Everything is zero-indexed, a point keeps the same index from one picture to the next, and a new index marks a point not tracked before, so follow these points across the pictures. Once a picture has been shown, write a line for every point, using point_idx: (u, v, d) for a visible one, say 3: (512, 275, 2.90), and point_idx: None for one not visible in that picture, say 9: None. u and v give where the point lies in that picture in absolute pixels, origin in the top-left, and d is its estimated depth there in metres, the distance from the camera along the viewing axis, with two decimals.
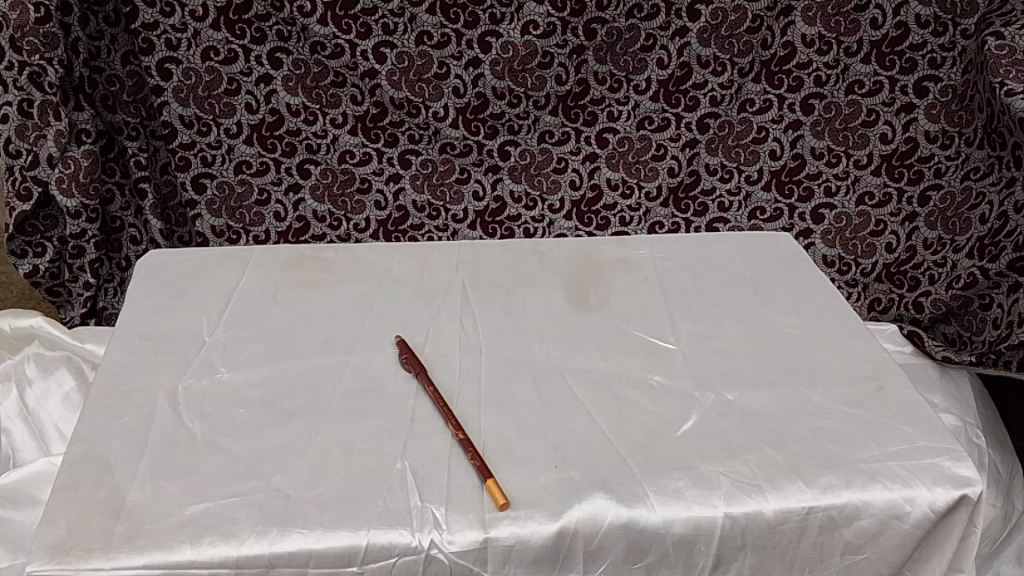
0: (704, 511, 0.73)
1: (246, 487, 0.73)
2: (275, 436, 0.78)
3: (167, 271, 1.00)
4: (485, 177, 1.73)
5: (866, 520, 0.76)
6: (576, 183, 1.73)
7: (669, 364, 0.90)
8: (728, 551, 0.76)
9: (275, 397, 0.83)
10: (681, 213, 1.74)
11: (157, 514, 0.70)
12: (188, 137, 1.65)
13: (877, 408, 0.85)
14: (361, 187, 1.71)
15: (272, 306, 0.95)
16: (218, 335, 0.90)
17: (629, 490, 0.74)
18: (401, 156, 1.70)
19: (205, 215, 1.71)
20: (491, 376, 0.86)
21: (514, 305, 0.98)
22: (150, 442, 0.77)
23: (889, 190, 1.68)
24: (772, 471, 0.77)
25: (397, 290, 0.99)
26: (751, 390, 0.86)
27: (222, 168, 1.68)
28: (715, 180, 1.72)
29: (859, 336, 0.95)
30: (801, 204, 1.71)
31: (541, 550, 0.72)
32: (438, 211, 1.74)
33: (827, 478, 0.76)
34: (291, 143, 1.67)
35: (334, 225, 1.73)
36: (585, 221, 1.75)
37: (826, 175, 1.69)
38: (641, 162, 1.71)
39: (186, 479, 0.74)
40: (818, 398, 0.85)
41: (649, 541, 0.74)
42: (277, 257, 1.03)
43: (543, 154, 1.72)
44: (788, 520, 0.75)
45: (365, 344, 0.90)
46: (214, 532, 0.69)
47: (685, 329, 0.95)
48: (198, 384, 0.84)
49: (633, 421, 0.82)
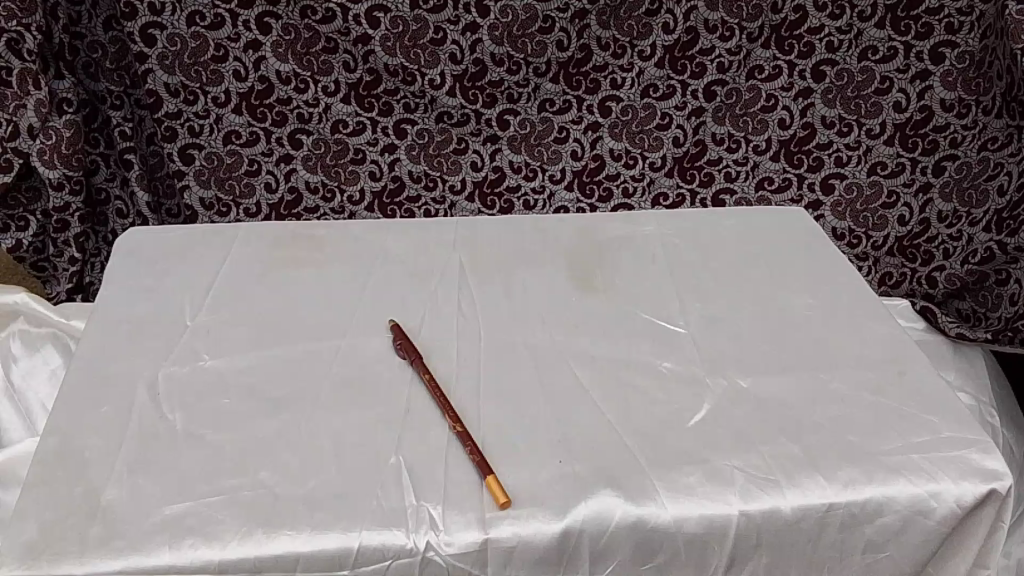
0: (717, 509, 0.69)
1: (230, 485, 0.68)
2: (262, 429, 0.73)
3: (147, 252, 0.93)
4: (483, 147, 1.66)
5: (888, 518, 0.72)
6: (577, 153, 1.67)
7: (679, 349, 0.85)
8: (743, 551, 0.71)
9: (260, 385, 0.77)
10: (687, 183, 1.69)
11: (135, 513, 0.66)
12: (175, 106, 1.58)
13: (900, 396, 0.80)
14: (355, 157, 1.65)
15: (259, 288, 0.89)
16: (202, 319, 0.84)
17: (639, 486, 0.70)
18: (396, 125, 1.63)
19: (193, 187, 1.65)
20: (491, 363, 0.81)
21: (515, 286, 0.92)
22: (129, 435, 0.72)
23: (902, 160, 1.62)
24: (789, 464, 0.72)
25: (391, 271, 0.93)
26: (765, 377, 0.81)
27: (210, 138, 1.61)
28: (722, 150, 1.66)
29: (878, 318, 0.89)
30: (810, 174, 1.66)
31: (545, 551, 0.67)
32: (435, 182, 1.68)
33: (848, 472, 0.72)
34: (281, 113, 1.61)
35: (327, 197, 1.68)
36: (587, 192, 1.70)
37: (837, 145, 1.63)
38: (645, 131, 1.65)
39: (166, 475, 0.69)
40: (837, 385, 0.81)
41: (659, 541, 0.70)
42: (264, 236, 0.97)
43: (543, 123, 1.64)
44: (806, 517, 0.70)
45: (357, 328, 0.85)
46: (196, 534, 0.65)
47: (695, 312, 0.90)
48: (180, 372, 0.78)
49: (642, 410, 0.77)
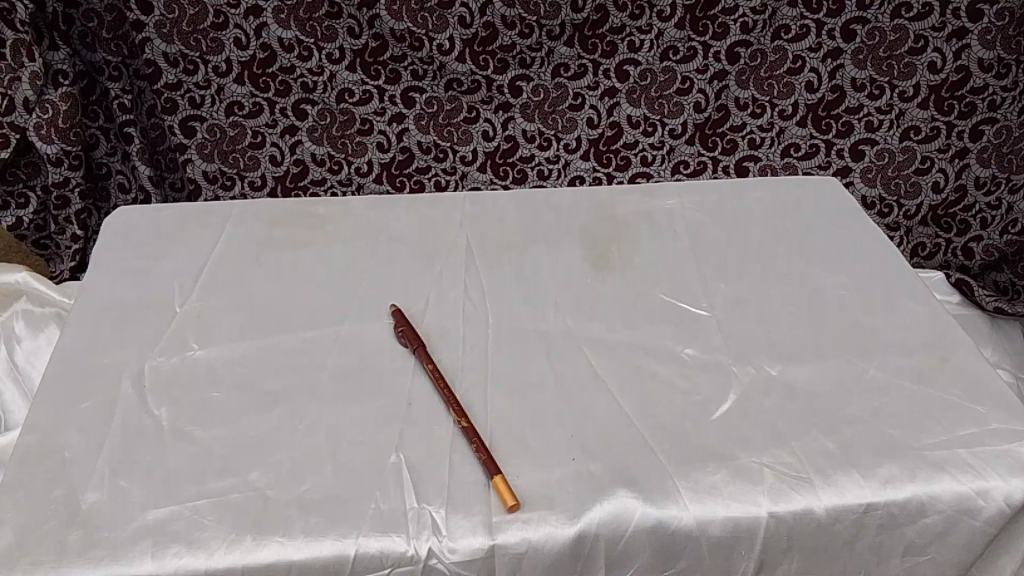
0: (744, 510, 0.64)
1: (218, 487, 0.63)
2: (253, 426, 0.68)
3: (136, 233, 0.88)
4: (495, 116, 1.59)
5: (931, 519, 0.66)
6: (593, 121, 1.59)
7: (702, 333, 0.79)
8: (773, 555, 0.66)
9: (253, 377, 0.72)
10: (708, 151, 1.61)
11: (117, 518, 0.61)
12: (174, 76, 1.52)
13: (942, 385, 0.73)
14: (362, 128, 1.59)
15: (253, 271, 0.84)
16: (192, 305, 0.79)
17: (659, 486, 0.64)
18: (404, 93, 1.56)
19: (196, 160, 1.60)
20: (499, 350, 0.76)
21: (526, 267, 0.87)
22: (112, 432, 0.67)
23: (937, 124, 1.54)
24: (823, 461, 0.67)
25: (394, 251, 0.88)
26: (796, 364, 0.75)
27: (212, 110, 1.55)
28: (746, 115, 1.57)
29: (917, 298, 0.83)
30: (839, 140, 1.58)
31: (557, 557, 0.62)
32: (445, 153, 1.62)
33: (887, 469, 0.66)
34: (285, 81, 1.54)
35: (334, 169, 1.63)
36: (604, 161, 1.63)
37: (868, 108, 1.54)
38: (665, 97, 1.56)
39: (150, 477, 0.64)
40: (874, 372, 0.74)
41: (681, 545, 0.64)
42: (260, 214, 0.92)
43: (558, 89, 1.56)
44: (841, 519, 0.65)
45: (357, 314, 0.79)
46: (181, 541, 0.60)
47: (719, 293, 0.84)
48: (168, 364, 0.73)
49: (662, 402, 0.71)
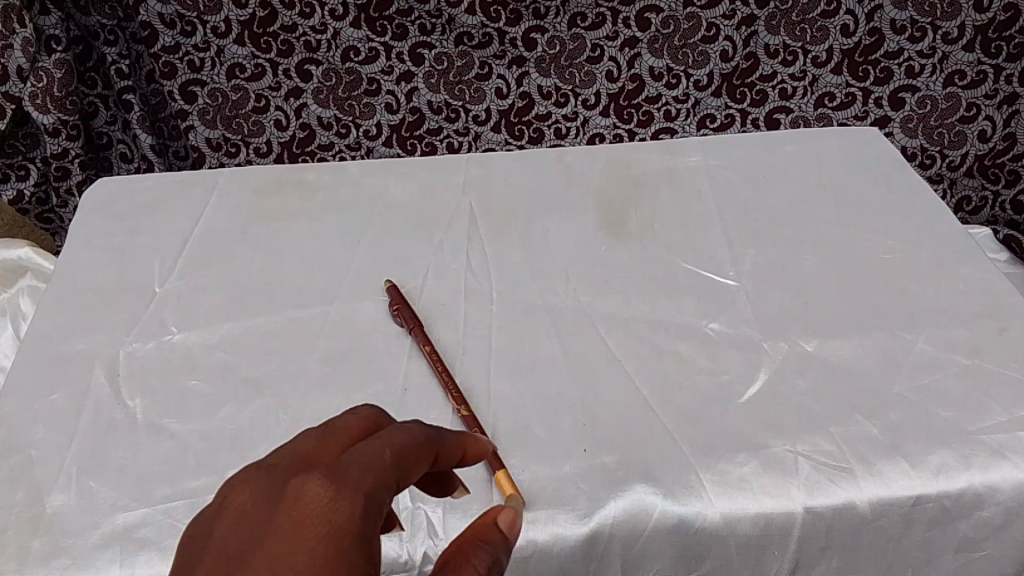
0: (777, 506, 0.57)
1: (192, 487, 0.58)
2: (234, 418, 0.62)
3: (117, 206, 0.82)
4: (508, 71, 1.49)
5: (988, 512, 0.59)
6: (612, 74, 1.49)
7: (729, 306, 0.71)
8: (810, 554, 0.59)
9: (235, 363, 0.66)
10: (736, 103, 1.50)
11: (84, 523, 0.56)
12: (171, 39, 1.43)
13: (1001, 359, 0.65)
14: (369, 88, 1.51)
15: (240, 245, 0.78)
16: (172, 285, 0.73)
17: (680, 479, 0.58)
18: (412, 50, 1.47)
19: (198, 127, 1.53)
20: (505, 328, 0.69)
21: (534, 235, 0.79)
22: (83, 427, 0.62)
23: (983, 67, 1.42)
24: (866, 448, 0.59)
25: (391, 221, 0.81)
26: (834, 338, 0.68)
27: (213, 73, 1.47)
28: (776, 63, 1.45)
29: (970, 260, 0.74)
30: (877, 87, 1.46)
31: (567, 559, 0.56)
32: (458, 112, 1.53)
33: (938, 456, 0.59)
34: (287, 41, 1.45)
35: (342, 133, 1.55)
36: (625, 117, 1.53)
37: (909, 52, 1.42)
38: (690, 46, 1.45)
39: (120, 476, 0.59)
40: (922, 346, 0.67)
41: (707, 545, 0.58)
42: (247, 183, 0.85)
43: (575, 41, 1.45)
44: (886, 513, 0.58)
45: (351, 290, 0.73)
46: (151, 547, 0.54)
47: (748, 259, 0.76)
48: (144, 349, 0.67)
49: (685, 385, 0.64)
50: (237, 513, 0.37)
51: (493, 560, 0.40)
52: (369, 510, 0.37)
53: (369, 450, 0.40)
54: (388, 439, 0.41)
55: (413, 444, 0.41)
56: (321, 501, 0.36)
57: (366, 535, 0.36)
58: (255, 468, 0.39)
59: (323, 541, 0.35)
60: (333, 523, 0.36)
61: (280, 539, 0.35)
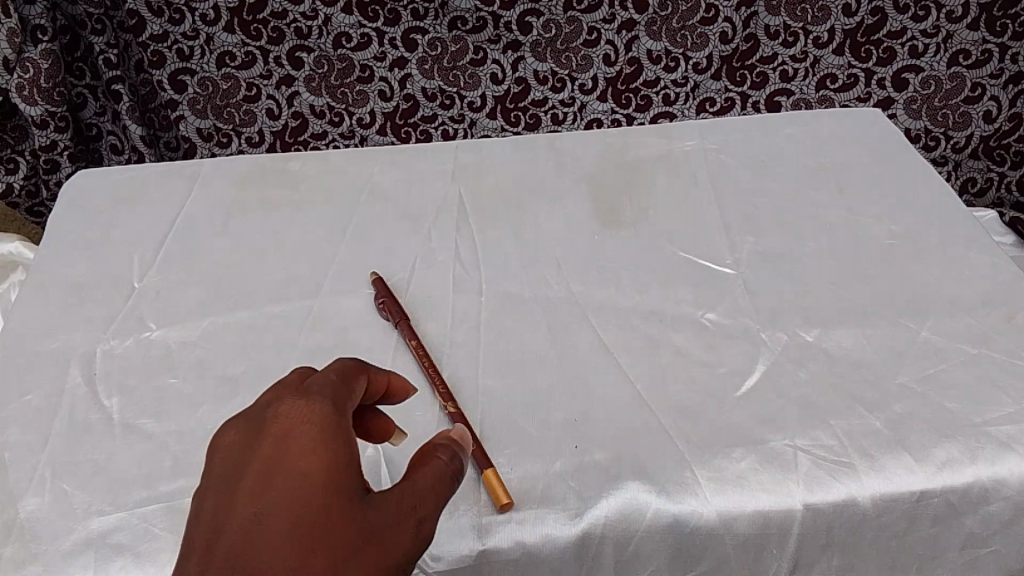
0: (776, 504, 0.55)
1: (170, 490, 0.56)
2: (213, 417, 0.60)
3: (96, 199, 0.80)
4: (504, 56, 1.40)
5: (995, 507, 0.56)
6: (610, 57, 1.40)
7: (726, 295, 0.69)
8: (810, 552, 0.57)
9: (215, 360, 0.64)
10: (736, 86, 1.43)
11: (58, 529, 0.54)
12: (159, 27, 1.34)
13: (1009, 346, 0.63)
14: (362, 75, 1.42)
15: (222, 238, 0.76)
16: (152, 280, 0.71)
17: (675, 476, 0.56)
18: (404, 35, 1.38)
19: (189, 117, 1.45)
20: (495, 321, 0.67)
21: (526, 224, 0.77)
22: (58, 428, 0.60)
23: (989, 46, 1.35)
24: (869, 442, 0.57)
25: (378, 211, 0.79)
26: (835, 328, 0.65)
27: (203, 62, 1.39)
28: (777, 45, 1.37)
29: (976, 245, 0.72)
30: (880, 68, 1.39)
31: (558, 559, 0.54)
32: (452, 99, 1.45)
33: (944, 450, 0.56)
34: (277, 28, 1.36)
35: (335, 121, 1.47)
36: (623, 102, 1.45)
37: (912, 32, 1.35)
38: (688, 28, 1.36)
39: (95, 479, 0.57)
40: (926, 334, 0.64)
41: (703, 545, 0.56)
42: (229, 173, 0.83)
43: (570, 24, 1.36)
44: (890, 509, 0.56)
45: (336, 283, 0.71)
46: (127, 552, 0.53)
47: (745, 246, 0.74)
48: (122, 347, 0.65)
49: (680, 377, 0.62)
50: (230, 449, 0.45)
51: (451, 455, 0.49)
52: (335, 427, 0.45)
53: (320, 386, 0.48)
54: (333, 369, 0.49)
55: (352, 369, 0.51)
56: (294, 429, 0.44)
57: (341, 430, 0.45)
58: (230, 420, 0.47)
59: (310, 444, 0.44)
60: (309, 443, 0.44)
61: (267, 465, 0.43)
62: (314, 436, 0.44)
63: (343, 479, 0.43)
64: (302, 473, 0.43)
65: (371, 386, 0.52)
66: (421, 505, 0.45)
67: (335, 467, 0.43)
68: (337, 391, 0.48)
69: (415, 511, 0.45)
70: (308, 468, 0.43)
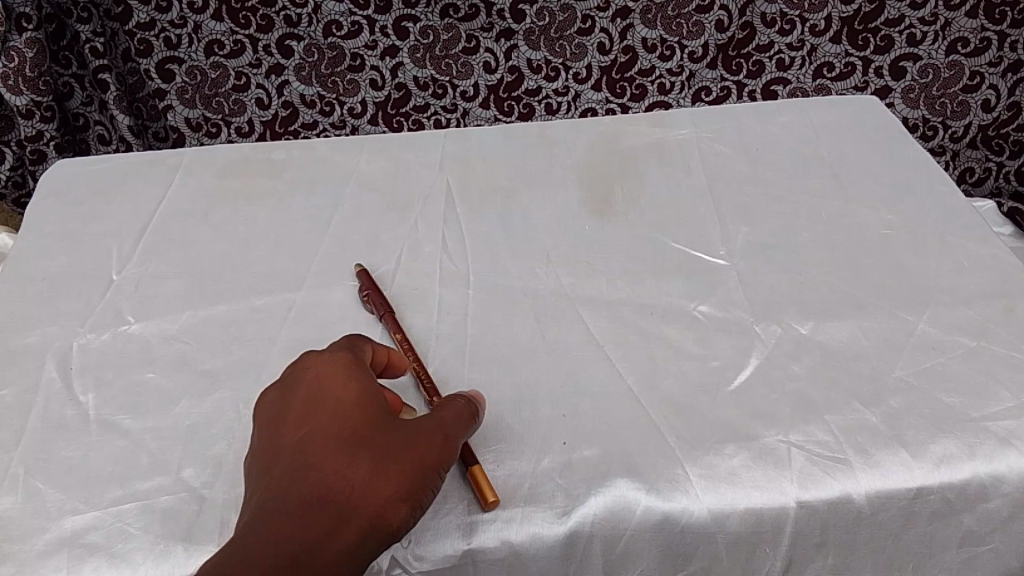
0: (770, 501, 0.53)
1: (147, 488, 0.54)
2: (191, 414, 0.58)
3: (75, 189, 0.78)
4: (497, 45, 1.36)
5: (994, 504, 0.55)
6: (604, 46, 1.36)
7: (720, 287, 0.67)
8: (804, 551, 0.56)
9: (194, 354, 0.62)
10: (732, 75, 1.40)
11: (30, 529, 0.52)
12: (146, 15, 1.29)
13: (1009, 339, 0.61)
14: (353, 64, 1.37)
15: (204, 228, 0.74)
16: (130, 273, 0.70)
17: (666, 474, 0.54)
18: (396, 23, 1.33)
19: (177, 107, 1.39)
20: (482, 314, 0.65)
21: (515, 215, 0.75)
22: (32, 426, 0.58)
23: (987, 34, 1.33)
24: (865, 436, 0.56)
25: (364, 201, 0.77)
26: (831, 320, 0.64)
27: (190, 51, 1.33)
28: (773, 33, 1.35)
29: (974, 235, 0.70)
30: (877, 57, 1.37)
31: (546, 559, 0.53)
32: (445, 88, 1.41)
33: (942, 446, 0.55)
34: (267, 16, 1.31)
35: (325, 111, 1.42)
36: (618, 91, 1.42)
37: (910, 19, 1.33)
38: (683, 15, 1.33)
39: (69, 477, 0.55)
40: (924, 327, 0.63)
41: (695, 544, 0.54)
42: (211, 163, 0.81)
43: (564, 12, 1.32)
44: (886, 507, 0.54)
45: (320, 276, 0.69)
46: (101, 552, 0.51)
47: (739, 237, 0.72)
48: (99, 341, 0.64)
49: (671, 371, 0.60)
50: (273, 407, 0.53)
51: (467, 396, 0.55)
52: (355, 386, 0.51)
53: (336, 352, 0.55)
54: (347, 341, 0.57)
55: (366, 339, 0.58)
56: (320, 382, 0.52)
57: (360, 373, 0.53)
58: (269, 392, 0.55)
59: (335, 385, 0.52)
60: (334, 397, 0.51)
61: (303, 411, 0.51)
62: (336, 394, 0.51)
63: (366, 420, 0.49)
64: (332, 410, 0.50)
65: (376, 358, 0.57)
66: (446, 425, 0.51)
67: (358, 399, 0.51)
68: (353, 353, 0.55)
69: (440, 431, 0.50)
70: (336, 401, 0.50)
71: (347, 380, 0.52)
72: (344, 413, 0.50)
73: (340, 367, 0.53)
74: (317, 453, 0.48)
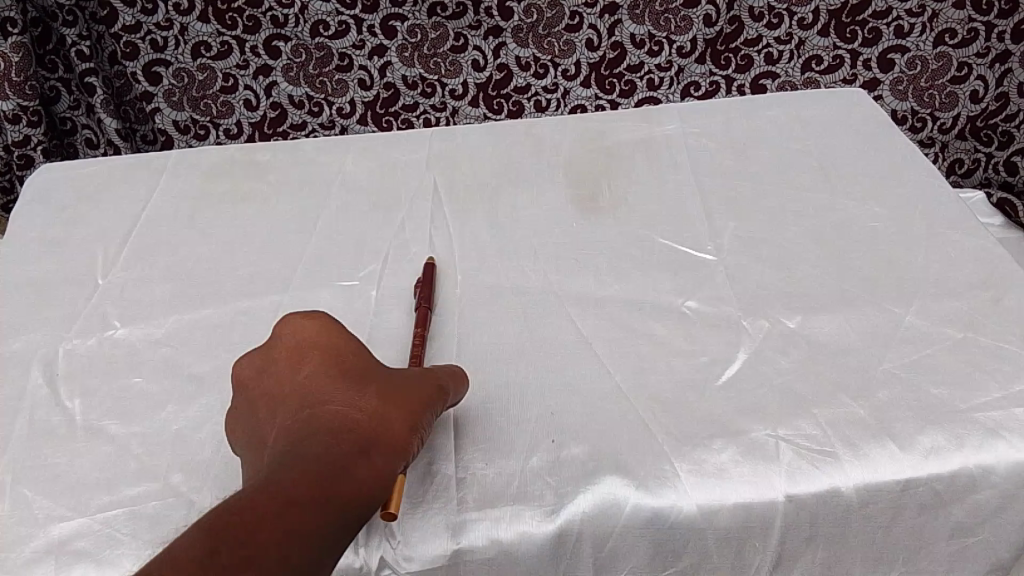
0: (758, 496, 0.53)
1: (134, 493, 0.54)
2: (178, 418, 0.58)
3: (59, 194, 0.78)
4: (485, 42, 1.36)
5: (983, 495, 0.55)
6: (593, 42, 1.36)
7: (707, 283, 0.67)
8: (793, 545, 0.56)
9: (180, 359, 0.62)
10: (721, 70, 1.40)
11: (16, 537, 0.52)
12: (131, 17, 1.27)
13: (996, 330, 0.61)
14: (341, 64, 1.36)
15: (189, 231, 0.74)
16: (116, 277, 0.69)
17: (654, 471, 0.54)
18: (383, 23, 1.32)
19: (165, 109, 1.38)
20: (469, 313, 0.65)
21: (501, 213, 0.75)
22: (17, 433, 0.58)
23: (975, 25, 1.32)
24: (852, 429, 0.56)
25: (350, 202, 0.77)
26: (819, 314, 0.64)
27: (177, 53, 1.32)
28: (761, 26, 1.35)
29: (961, 226, 0.70)
30: (865, 49, 1.37)
31: (535, 557, 0.53)
32: (433, 87, 1.41)
33: (929, 438, 0.55)
34: (252, 16, 1.30)
35: (314, 111, 1.42)
36: (607, 87, 1.42)
37: (898, 11, 1.32)
38: (670, 10, 1.32)
39: (56, 484, 0.55)
40: (911, 319, 0.63)
41: (684, 540, 0.54)
42: (196, 166, 0.80)
43: (552, 9, 1.32)
44: (875, 500, 0.54)
45: (306, 278, 0.69)
46: (88, 558, 0.51)
47: (727, 232, 0.72)
48: (84, 347, 0.64)
49: (659, 368, 0.60)
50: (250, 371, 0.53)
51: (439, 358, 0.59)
52: (344, 344, 0.53)
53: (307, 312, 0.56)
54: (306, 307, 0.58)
55: None
56: (305, 336, 0.53)
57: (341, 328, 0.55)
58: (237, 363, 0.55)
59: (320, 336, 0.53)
60: (329, 348, 0.52)
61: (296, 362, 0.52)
62: (329, 345, 0.52)
63: (367, 369, 0.52)
64: (329, 358, 0.52)
65: None
66: (435, 376, 0.55)
67: (352, 350, 0.53)
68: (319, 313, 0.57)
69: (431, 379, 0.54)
70: (329, 352, 0.52)
71: (329, 348, 0.52)
72: (332, 378, 0.50)
73: (322, 334, 0.53)
74: (330, 394, 0.49)
